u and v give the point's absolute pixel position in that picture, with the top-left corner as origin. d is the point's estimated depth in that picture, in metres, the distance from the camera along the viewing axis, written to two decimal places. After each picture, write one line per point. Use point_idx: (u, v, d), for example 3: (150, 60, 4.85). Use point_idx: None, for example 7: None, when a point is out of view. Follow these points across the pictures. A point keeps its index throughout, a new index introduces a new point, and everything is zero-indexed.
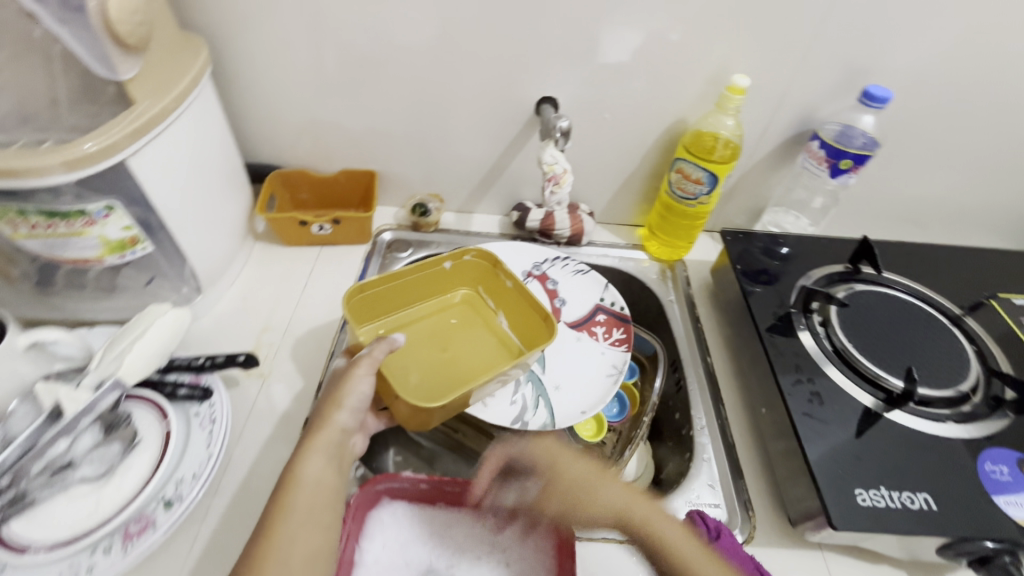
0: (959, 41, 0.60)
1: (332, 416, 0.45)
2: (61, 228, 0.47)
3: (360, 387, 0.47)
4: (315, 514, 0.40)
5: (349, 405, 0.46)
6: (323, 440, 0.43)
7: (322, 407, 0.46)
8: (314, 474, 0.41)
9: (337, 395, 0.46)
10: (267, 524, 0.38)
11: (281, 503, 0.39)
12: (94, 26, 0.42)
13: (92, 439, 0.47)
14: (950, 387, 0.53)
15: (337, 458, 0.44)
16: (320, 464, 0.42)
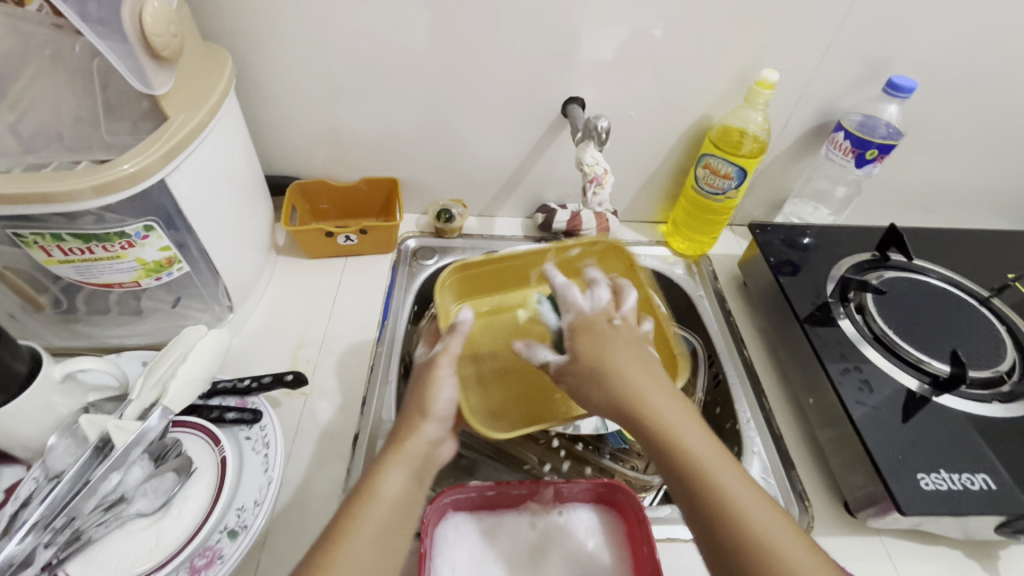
0: (976, 30, 0.62)
1: (418, 425, 0.44)
2: (99, 252, 0.45)
3: (444, 391, 0.46)
4: (388, 531, 0.38)
5: (434, 414, 0.44)
6: (409, 450, 0.42)
7: (406, 413, 0.45)
8: (393, 486, 0.40)
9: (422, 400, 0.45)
10: (336, 529, 0.37)
11: (356, 512, 0.38)
12: (132, 39, 0.40)
13: (144, 471, 0.44)
14: (990, 367, 0.55)
15: (417, 470, 0.42)
16: (399, 475, 0.40)
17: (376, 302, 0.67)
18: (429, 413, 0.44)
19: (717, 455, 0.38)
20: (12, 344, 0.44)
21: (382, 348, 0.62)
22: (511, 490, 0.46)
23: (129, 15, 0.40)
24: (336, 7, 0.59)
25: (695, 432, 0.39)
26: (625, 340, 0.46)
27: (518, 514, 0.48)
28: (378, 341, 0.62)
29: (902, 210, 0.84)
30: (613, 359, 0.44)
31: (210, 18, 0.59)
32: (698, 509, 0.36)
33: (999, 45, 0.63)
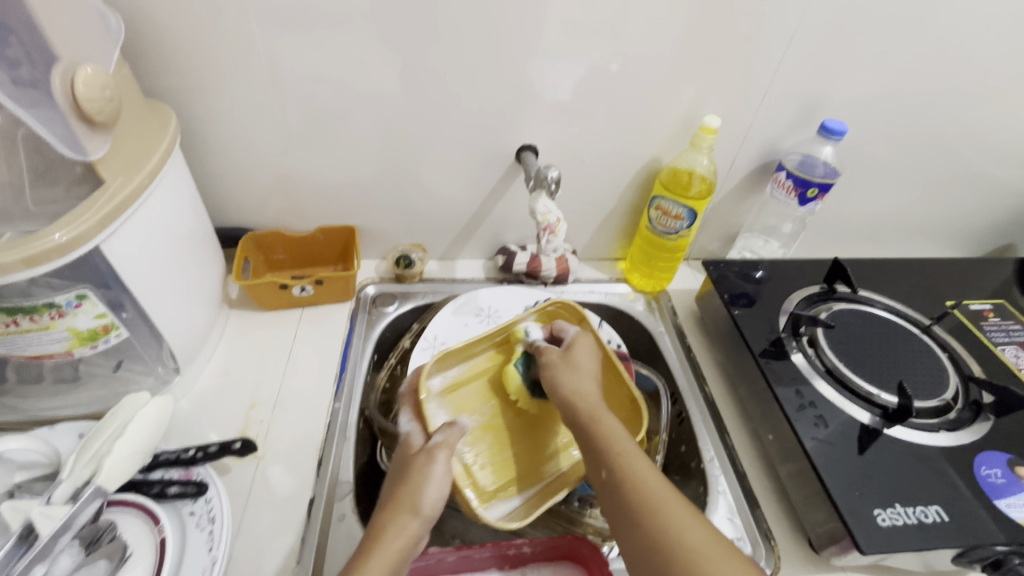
0: (894, 76, 0.67)
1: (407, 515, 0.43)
2: (26, 324, 0.43)
3: (438, 474, 0.46)
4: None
5: (423, 508, 0.43)
6: (392, 543, 0.41)
7: (396, 505, 0.43)
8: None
9: (409, 493, 0.44)
10: None
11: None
12: (61, 107, 0.39)
13: (72, 560, 0.41)
14: (935, 396, 0.57)
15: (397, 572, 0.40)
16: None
17: (333, 354, 0.66)
18: (421, 512, 0.43)
19: (659, 482, 0.43)
20: None
21: (339, 403, 0.60)
22: (472, 554, 0.45)
23: (58, 82, 0.39)
24: (284, 62, 0.59)
25: (643, 463, 0.45)
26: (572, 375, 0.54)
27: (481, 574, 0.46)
28: (336, 396, 0.61)
29: (848, 240, 0.87)
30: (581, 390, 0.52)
31: (155, 75, 0.58)
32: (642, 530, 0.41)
33: (917, 88, 0.68)
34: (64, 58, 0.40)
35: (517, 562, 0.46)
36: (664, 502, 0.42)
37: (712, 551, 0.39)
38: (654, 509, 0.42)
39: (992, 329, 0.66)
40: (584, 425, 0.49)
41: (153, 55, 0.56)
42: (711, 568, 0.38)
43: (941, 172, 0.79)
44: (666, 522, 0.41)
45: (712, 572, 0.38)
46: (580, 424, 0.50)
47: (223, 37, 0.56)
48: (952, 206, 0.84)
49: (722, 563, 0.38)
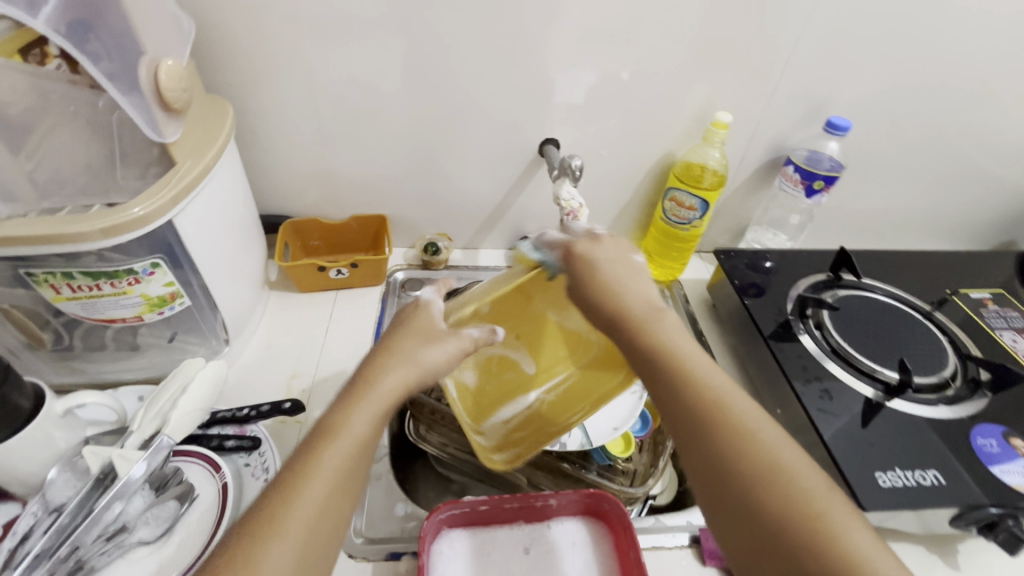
0: (898, 76, 0.71)
1: (350, 423, 0.39)
2: (106, 288, 0.48)
3: (416, 382, 0.43)
4: (313, 534, 0.35)
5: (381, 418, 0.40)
6: (346, 435, 0.38)
7: (375, 390, 0.41)
8: (308, 502, 0.35)
9: (393, 369, 0.43)
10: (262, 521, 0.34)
11: (275, 517, 0.34)
12: (145, 94, 0.45)
13: (145, 500, 0.45)
14: (934, 374, 0.60)
15: (349, 489, 0.37)
16: (317, 504, 0.35)
17: (366, 332, 0.70)
18: (420, 367, 0.44)
19: (708, 373, 0.42)
20: (19, 381, 0.46)
21: None
22: (504, 504, 0.49)
23: (144, 73, 0.44)
24: (327, 62, 0.64)
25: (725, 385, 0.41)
26: (613, 262, 0.49)
27: (510, 525, 0.50)
28: None
29: (854, 234, 0.91)
30: (617, 289, 0.47)
31: (211, 71, 0.63)
32: (687, 415, 0.40)
33: (918, 89, 0.72)
34: (149, 52, 0.45)
35: (544, 513, 0.50)
36: (718, 392, 0.41)
37: (769, 429, 0.39)
38: (698, 395, 0.40)
39: (992, 316, 0.69)
40: (627, 327, 0.45)
41: (211, 54, 0.62)
42: (761, 439, 0.38)
43: (943, 169, 0.83)
44: (710, 404, 0.40)
45: (766, 446, 0.37)
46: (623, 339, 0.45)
47: (273, 38, 0.62)
48: (953, 203, 0.88)
49: (776, 434, 0.38)
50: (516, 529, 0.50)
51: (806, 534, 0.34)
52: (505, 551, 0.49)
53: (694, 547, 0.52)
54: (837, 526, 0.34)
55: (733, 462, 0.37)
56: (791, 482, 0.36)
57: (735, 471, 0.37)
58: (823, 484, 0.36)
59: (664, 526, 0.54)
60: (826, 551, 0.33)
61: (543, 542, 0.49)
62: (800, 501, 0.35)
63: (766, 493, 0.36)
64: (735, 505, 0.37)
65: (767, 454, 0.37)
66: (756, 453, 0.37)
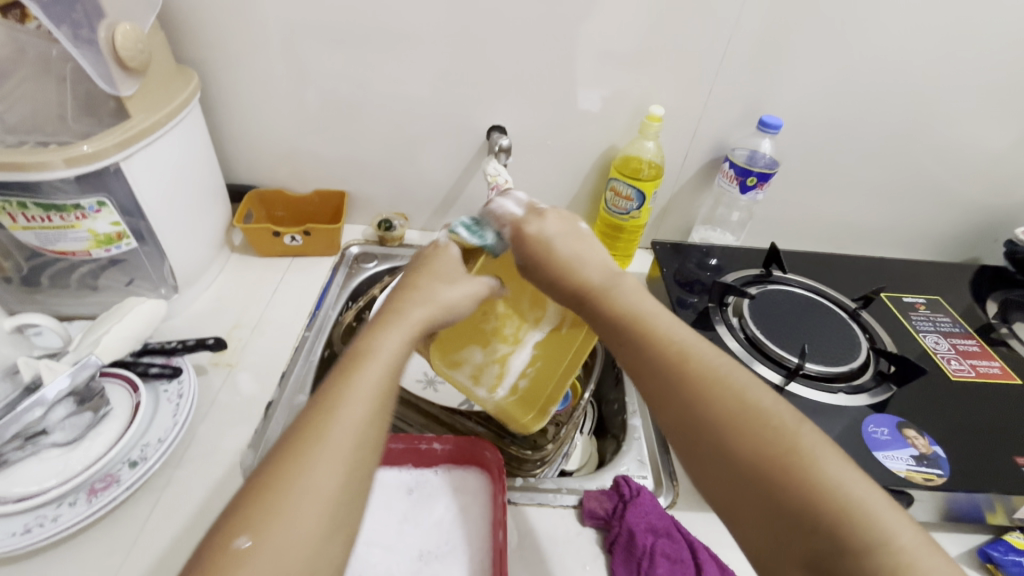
0: (834, 81, 0.73)
1: (339, 394, 0.36)
2: (56, 220, 0.54)
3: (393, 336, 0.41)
4: (350, 466, 0.34)
5: (361, 393, 0.36)
6: (360, 381, 0.37)
7: (391, 328, 0.41)
8: (345, 430, 0.35)
9: (403, 313, 0.43)
10: (264, 486, 0.32)
11: (302, 443, 0.34)
12: (102, 52, 0.51)
13: (66, 410, 0.50)
14: (843, 365, 0.61)
15: (357, 442, 0.35)
16: (327, 469, 0.33)
17: (310, 295, 0.75)
18: (431, 309, 0.44)
19: (674, 332, 0.43)
20: None
21: (309, 332, 0.70)
22: (389, 444, 0.52)
23: (103, 33, 0.51)
24: (288, 43, 0.70)
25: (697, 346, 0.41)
26: (566, 236, 0.51)
27: (397, 467, 0.53)
28: (308, 326, 0.70)
29: (808, 241, 0.92)
30: (573, 264, 0.49)
31: (186, 46, 0.70)
32: (657, 378, 0.40)
33: (857, 96, 0.74)
34: (109, 16, 0.52)
35: (429, 458, 0.53)
36: (682, 345, 0.41)
37: (736, 379, 0.39)
38: (671, 351, 0.41)
39: (919, 319, 0.70)
40: (591, 294, 0.47)
41: (186, 31, 0.69)
42: (725, 389, 0.38)
43: (892, 177, 0.83)
44: (688, 359, 0.40)
45: (733, 394, 0.37)
46: (595, 312, 0.47)
47: (240, 19, 0.68)
48: (907, 213, 0.88)
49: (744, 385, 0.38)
50: (403, 472, 0.53)
51: (779, 470, 0.34)
52: (388, 490, 0.51)
53: (577, 508, 0.54)
54: (819, 464, 0.33)
55: (703, 412, 0.37)
56: (761, 427, 0.35)
57: (707, 418, 0.37)
58: (793, 420, 0.36)
59: (552, 486, 0.56)
60: (798, 483, 0.33)
61: (425, 485, 0.52)
62: (770, 443, 0.35)
63: (735, 434, 0.36)
64: (711, 455, 0.36)
65: (733, 401, 0.37)
66: (724, 401, 0.37)
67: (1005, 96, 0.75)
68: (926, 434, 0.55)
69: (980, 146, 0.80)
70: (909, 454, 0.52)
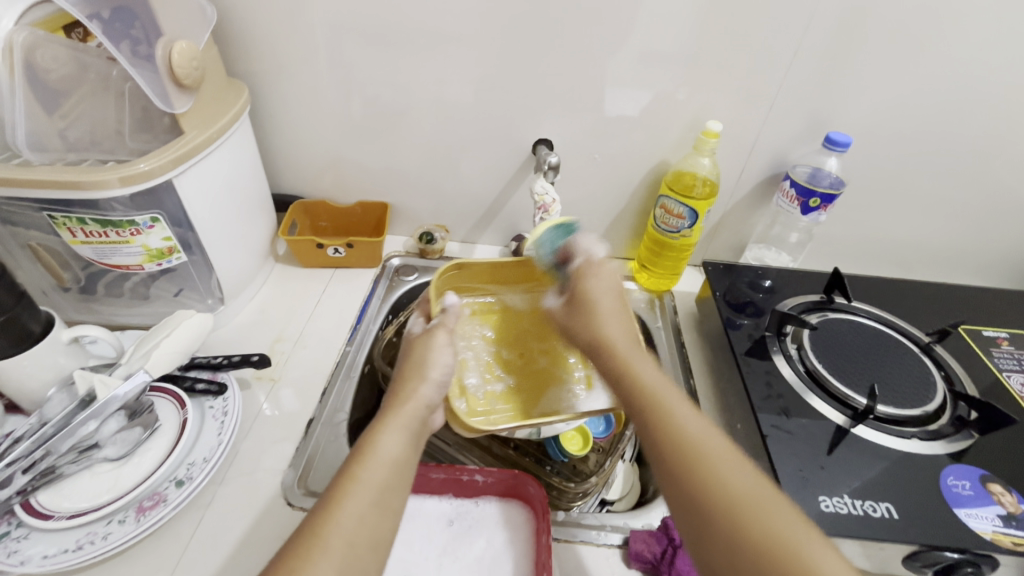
0: (909, 95, 0.67)
1: (368, 453, 0.41)
2: (112, 235, 0.55)
3: (422, 395, 0.48)
4: (354, 550, 0.36)
5: (381, 457, 0.41)
6: (379, 454, 0.41)
7: (393, 420, 0.45)
8: (354, 516, 0.37)
9: (408, 395, 0.47)
10: (298, 542, 0.36)
11: (318, 535, 0.36)
12: (160, 70, 0.51)
13: (118, 424, 0.51)
14: (917, 407, 0.56)
15: (376, 511, 0.38)
16: (352, 526, 0.37)
17: (352, 308, 0.75)
18: (433, 378, 0.49)
19: (683, 415, 0.42)
20: (32, 307, 0.52)
21: (350, 347, 0.69)
22: (430, 473, 0.50)
23: (160, 53, 0.51)
24: (337, 57, 0.70)
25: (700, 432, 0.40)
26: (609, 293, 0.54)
27: (437, 497, 0.52)
28: (348, 340, 0.69)
29: (869, 262, 0.86)
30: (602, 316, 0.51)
31: (236, 59, 0.70)
32: (664, 456, 0.40)
33: (936, 108, 0.68)
34: (166, 35, 0.52)
35: (470, 489, 0.51)
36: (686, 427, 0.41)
37: (728, 459, 0.39)
38: (677, 437, 0.40)
39: (1002, 357, 0.64)
40: (606, 353, 0.49)
41: (238, 45, 0.69)
42: (721, 472, 0.38)
43: (968, 197, 0.77)
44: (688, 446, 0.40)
45: (724, 478, 0.37)
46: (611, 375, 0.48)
47: (293, 34, 0.68)
48: (983, 235, 0.82)
49: (737, 466, 0.38)
50: (444, 502, 0.52)
51: (765, 558, 0.33)
52: (427, 520, 0.50)
53: (623, 549, 0.51)
54: (808, 552, 0.33)
55: (700, 494, 0.37)
56: (753, 513, 0.35)
57: (698, 497, 0.37)
58: (782, 504, 0.36)
59: (597, 523, 0.53)
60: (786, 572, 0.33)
61: (466, 518, 0.51)
62: (757, 529, 0.35)
63: (727, 517, 0.36)
64: (703, 531, 0.36)
65: (726, 485, 0.37)
66: (715, 489, 0.37)
67: None
68: (1015, 491, 0.50)
69: None
70: (996, 514, 0.48)
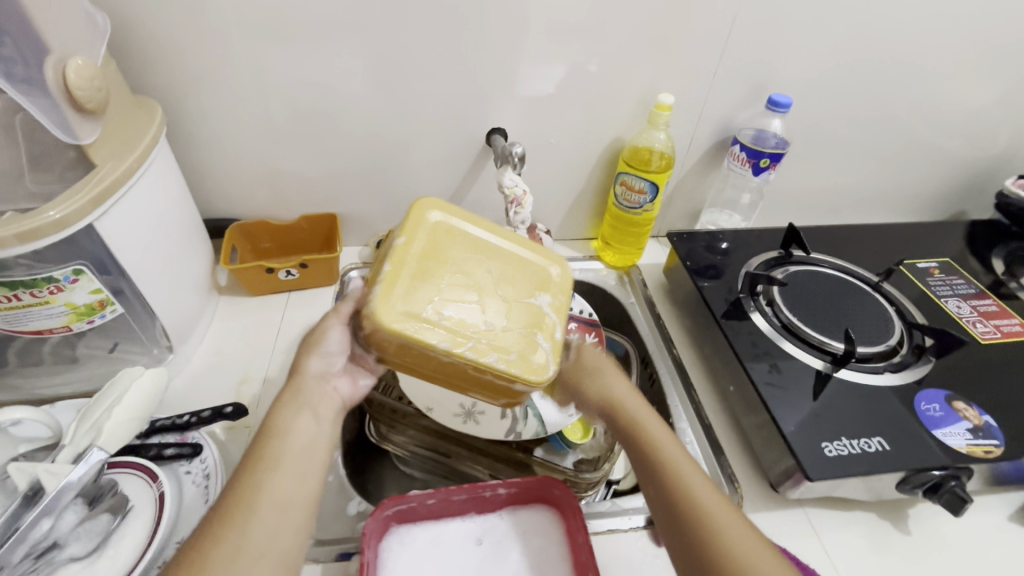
0: (834, 52, 0.72)
1: (262, 442, 0.40)
2: (26, 298, 0.46)
3: (316, 367, 0.45)
4: (270, 515, 0.37)
5: (284, 444, 0.40)
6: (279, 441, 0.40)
7: (289, 402, 0.43)
8: (264, 485, 0.38)
9: (297, 377, 0.44)
10: (202, 534, 0.35)
11: (226, 513, 0.36)
12: (55, 95, 0.43)
13: (77, 515, 0.44)
14: (882, 343, 0.61)
15: (276, 498, 0.38)
16: (246, 524, 0.36)
17: None
18: (326, 351, 0.46)
19: (683, 459, 0.45)
20: None
21: None
22: (451, 497, 0.48)
23: (51, 72, 0.43)
24: (259, 58, 0.62)
25: (702, 490, 0.43)
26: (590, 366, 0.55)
27: (462, 519, 0.50)
28: None
29: (808, 212, 0.92)
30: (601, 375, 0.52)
31: (135, 71, 0.61)
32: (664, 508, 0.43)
33: (861, 60, 0.73)
34: (55, 51, 0.43)
35: (494, 502, 0.50)
36: (679, 468, 0.44)
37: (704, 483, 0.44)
38: (677, 477, 0.44)
39: (937, 284, 0.71)
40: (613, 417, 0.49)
41: (138, 54, 0.60)
42: (686, 481, 0.43)
43: (886, 143, 0.84)
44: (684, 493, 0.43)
45: (715, 531, 0.40)
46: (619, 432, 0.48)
47: (203, 37, 0.60)
48: (900, 176, 0.90)
49: (694, 474, 0.44)
50: (470, 523, 0.49)
51: None
52: (456, 544, 0.48)
53: (649, 528, 0.52)
54: None
55: (687, 542, 0.41)
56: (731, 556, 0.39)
57: (673, 519, 0.43)
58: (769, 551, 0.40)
59: (619, 508, 0.54)
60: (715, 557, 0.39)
61: (494, 533, 0.49)
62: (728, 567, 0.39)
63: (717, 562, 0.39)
64: (667, 521, 0.43)
65: (687, 488, 0.43)
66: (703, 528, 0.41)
67: (995, 53, 0.76)
68: (975, 405, 0.56)
69: (970, 104, 0.81)
70: (965, 429, 0.53)
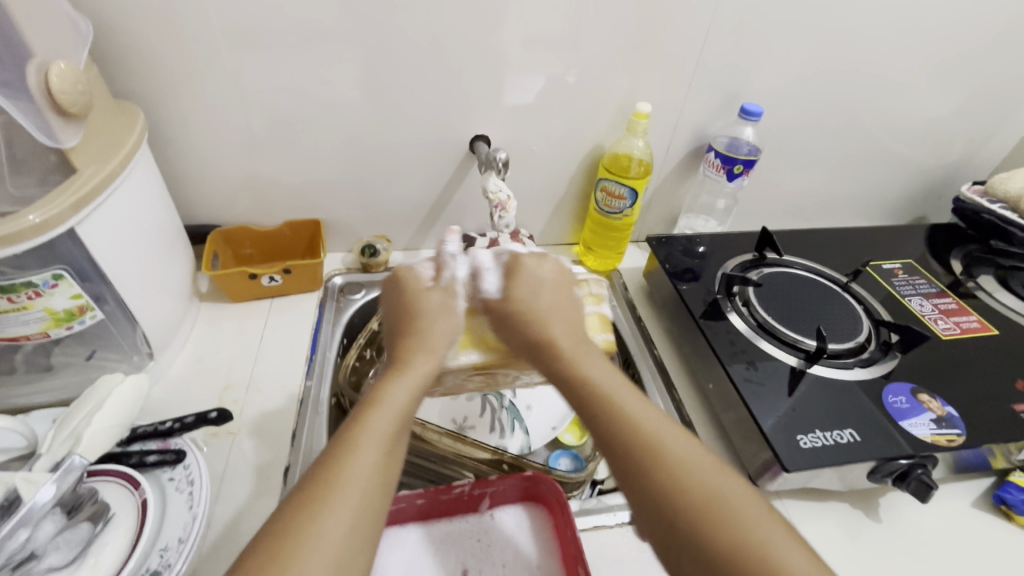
0: (800, 65, 0.75)
1: (366, 420, 0.39)
2: (4, 304, 0.46)
3: (421, 363, 0.44)
4: (372, 499, 0.35)
5: (382, 429, 0.38)
6: (389, 405, 0.40)
7: (399, 380, 0.42)
8: (371, 464, 0.36)
9: (409, 363, 0.44)
10: (279, 522, 0.33)
11: (331, 482, 0.35)
12: (36, 99, 0.43)
13: (55, 524, 0.42)
14: (851, 340, 0.64)
15: (373, 497, 0.36)
16: (342, 521, 0.34)
17: (303, 338, 0.69)
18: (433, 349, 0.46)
19: (675, 435, 0.39)
20: None
21: (310, 382, 0.63)
22: (441, 495, 0.49)
23: (35, 76, 0.42)
24: (243, 65, 0.62)
25: (662, 425, 0.39)
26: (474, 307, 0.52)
27: (452, 520, 0.51)
28: (307, 374, 0.64)
29: (779, 216, 0.96)
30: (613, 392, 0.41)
31: (115, 77, 0.60)
32: (629, 463, 0.38)
33: (826, 73, 0.77)
34: (37, 55, 0.43)
35: (482, 501, 0.51)
36: (648, 425, 0.39)
37: (692, 454, 0.38)
38: (637, 436, 0.39)
39: (902, 284, 0.75)
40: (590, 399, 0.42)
41: (119, 60, 0.59)
42: (636, 420, 0.40)
43: (850, 152, 0.89)
44: (649, 443, 0.38)
45: (684, 475, 0.37)
46: (625, 445, 0.39)
47: (185, 46, 0.60)
48: (864, 182, 0.94)
49: (693, 452, 0.38)
50: (460, 523, 0.51)
51: (712, 530, 0.34)
52: (445, 545, 0.49)
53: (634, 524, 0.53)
54: (774, 553, 0.33)
55: (654, 489, 0.37)
56: (724, 508, 0.35)
57: (653, 490, 0.37)
58: (759, 507, 0.35)
59: (604, 505, 0.54)
60: (690, 506, 0.35)
61: (483, 532, 0.50)
62: (733, 530, 0.34)
63: (709, 528, 0.34)
64: (647, 501, 0.37)
65: (647, 436, 0.39)
66: (677, 482, 0.36)
67: (950, 67, 0.80)
68: (938, 397, 0.59)
69: (929, 115, 0.86)
70: (929, 419, 0.56)
